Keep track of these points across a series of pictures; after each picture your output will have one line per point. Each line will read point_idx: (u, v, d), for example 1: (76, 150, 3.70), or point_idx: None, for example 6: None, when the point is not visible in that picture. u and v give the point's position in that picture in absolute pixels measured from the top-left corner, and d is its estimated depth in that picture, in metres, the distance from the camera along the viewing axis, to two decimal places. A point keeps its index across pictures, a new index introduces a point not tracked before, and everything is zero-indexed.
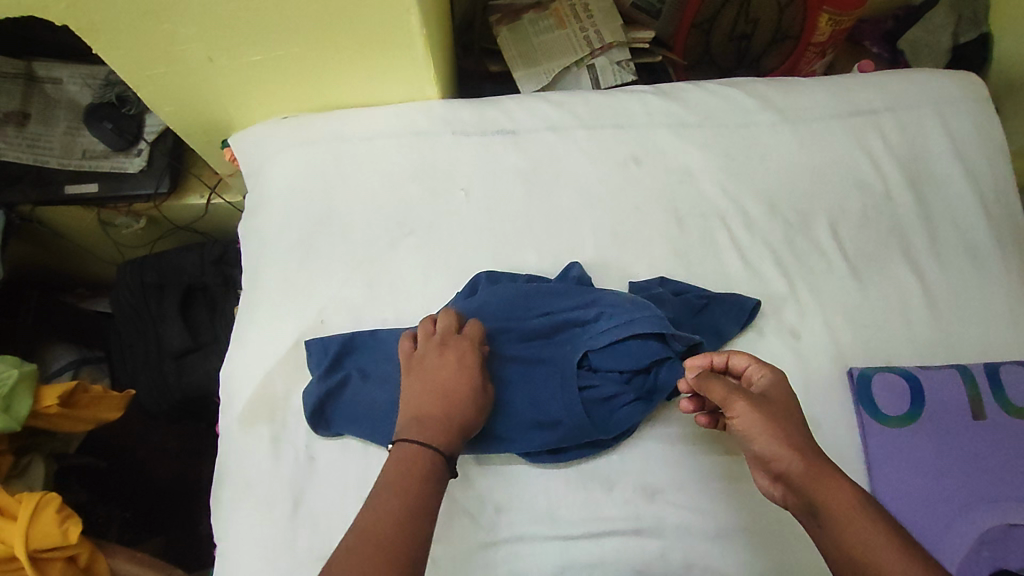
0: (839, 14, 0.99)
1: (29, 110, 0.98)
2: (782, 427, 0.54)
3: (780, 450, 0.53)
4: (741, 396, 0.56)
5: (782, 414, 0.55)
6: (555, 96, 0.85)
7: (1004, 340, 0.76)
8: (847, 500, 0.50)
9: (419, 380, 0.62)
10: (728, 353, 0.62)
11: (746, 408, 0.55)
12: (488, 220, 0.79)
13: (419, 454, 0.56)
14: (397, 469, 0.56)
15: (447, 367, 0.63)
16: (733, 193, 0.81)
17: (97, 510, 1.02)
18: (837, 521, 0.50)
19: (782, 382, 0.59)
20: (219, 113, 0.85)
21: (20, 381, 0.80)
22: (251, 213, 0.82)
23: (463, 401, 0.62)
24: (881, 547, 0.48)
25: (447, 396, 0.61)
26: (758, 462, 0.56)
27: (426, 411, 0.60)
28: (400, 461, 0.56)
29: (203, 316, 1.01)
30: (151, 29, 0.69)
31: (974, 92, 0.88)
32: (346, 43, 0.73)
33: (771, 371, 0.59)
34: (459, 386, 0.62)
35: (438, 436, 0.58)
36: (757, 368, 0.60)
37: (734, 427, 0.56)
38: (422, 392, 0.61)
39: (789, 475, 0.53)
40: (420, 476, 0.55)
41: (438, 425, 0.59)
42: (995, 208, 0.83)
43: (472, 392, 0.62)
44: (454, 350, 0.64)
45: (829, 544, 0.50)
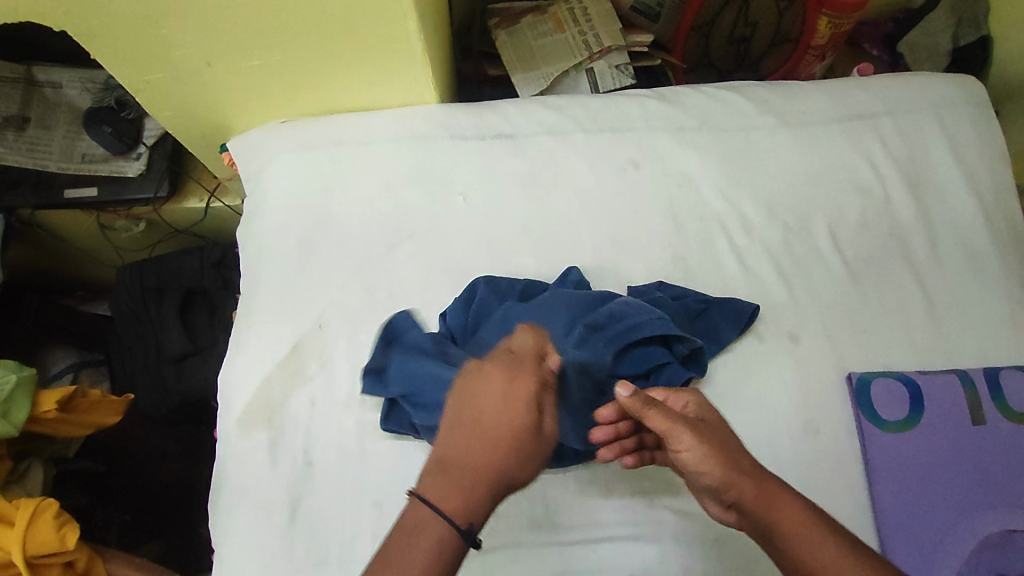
0: (838, 16, 0.98)
1: (29, 114, 0.98)
2: (723, 451, 0.53)
3: (729, 478, 0.53)
4: (682, 424, 0.54)
5: (718, 437, 0.55)
6: (553, 100, 0.85)
7: (1004, 345, 0.76)
8: (796, 516, 0.51)
9: (457, 413, 0.53)
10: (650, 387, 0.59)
11: (690, 437, 0.54)
12: (487, 225, 0.79)
13: (431, 521, 0.48)
14: (408, 533, 0.48)
15: (497, 403, 0.52)
16: (732, 197, 0.81)
17: (96, 515, 1.02)
18: (790, 541, 0.50)
19: (707, 405, 0.58)
20: (217, 118, 0.85)
21: (18, 386, 0.80)
22: (249, 218, 0.82)
23: (506, 454, 0.51)
24: (845, 567, 0.48)
25: (488, 443, 0.51)
26: (709, 490, 0.55)
27: (456, 466, 0.50)
28: (418, 522, 0.48)
29: (203, 320, 1.02)
30: (150, 35, 0.69)
31: (975, 95, 0.87)
32: (344, 48, 0.73)
33: (693, 395, 0.59)
34: (504, 433, 0.51)
35: (464, 501, 0.49)
36: (677, 394, 0.59)
37: (683, 459, 0.54)
38: (459, 435, 0.52)
39: (740, 501, 0.53)
40: (427, 550, 0.47)
41: (469, 484, 0.49)
42: (995, 211, 0.83)
43: (524, 439, 0.52)
44: (509, 382, 0.53)
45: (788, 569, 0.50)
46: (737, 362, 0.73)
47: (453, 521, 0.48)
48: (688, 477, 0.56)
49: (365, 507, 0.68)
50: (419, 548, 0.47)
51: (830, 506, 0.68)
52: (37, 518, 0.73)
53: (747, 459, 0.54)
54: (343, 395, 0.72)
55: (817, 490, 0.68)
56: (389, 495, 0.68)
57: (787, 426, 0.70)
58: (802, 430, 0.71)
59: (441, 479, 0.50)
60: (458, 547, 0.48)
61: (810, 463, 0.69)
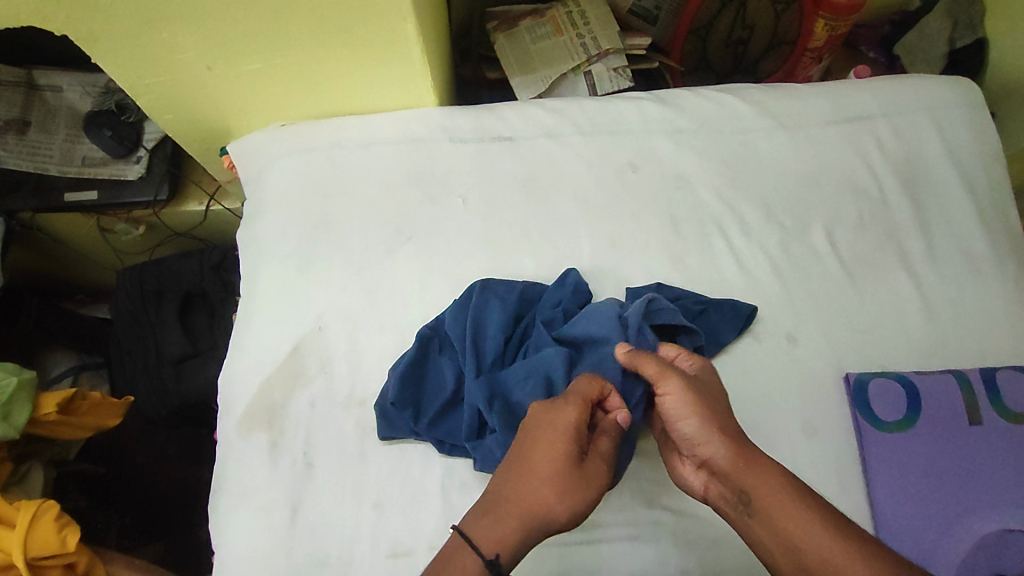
0: (834, 19, 0.97)
1: (29, 118, 0.98)
2: (708, 408, 0.57)
3: (709, 434, 0.56)
4: (672, 371, 0.59)
5: (706, 394, 0.59)
6: (551, 102, 0.85)
7: (1000, 345, 0.76)
8: (764, 478, 0.54)
9: (510, 449, 0.57)
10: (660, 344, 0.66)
11: (677, 386, 0.59)
12: (485, 227, 0.79)
13: (459, 548, 0.52)
14: (444, 563, 0.52)
15: (537, 444, 0.55)
16: (730, 199, 0.81)
17: (95, 518, 1.03)
18: (760, 499, 0.53)
19: (709, 368, 0.63)
20: (217, 122, 0.85)
21: (19, 389, 0.80)
22: (249, 220, 0.82)
23: (540, 492, 0.53)
24: (806, 523, 0.51)
25: (524, 483, 0.53)
26: (688, 445, 0.59)
27: (495, 504, 0.53)
28: (455, 556, 0.52)
29: (202, 322, 1.02)
30: (150, 39, 0.69)
31: (971, 97, 0.88)
32: (343, 51, 0.74)
33: (699, 359, 0.64)
34: (540, 472, 0.53)
35: (497, 535, 0.52)
36: (687, 356, 0.64)
37: (665, 407, 0.60)
38: (504, 474, 0.55)
39: (714, 461, 0.56)
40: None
41: (504, 521, 0.52)
42: (991, 212, 0.83)
43: (560, 479, 0.53)
44: (551, 424, 0.55)
45: (753, 524, 0.53)
46: (735, 363, 0.73)
47: (480, 554, 0.51)
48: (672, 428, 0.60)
49: (364, 508, 0.68)
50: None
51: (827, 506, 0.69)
52: (39, 521, 0.73)
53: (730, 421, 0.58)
54: (343, 397, 0.73)
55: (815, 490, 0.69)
56: (389, 496, 0.68)
57: (785, 426, 0.71)
58: (800, 431, 0.71)
59: (482, 516, 0.53)
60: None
61: (808, 463, 0.70)
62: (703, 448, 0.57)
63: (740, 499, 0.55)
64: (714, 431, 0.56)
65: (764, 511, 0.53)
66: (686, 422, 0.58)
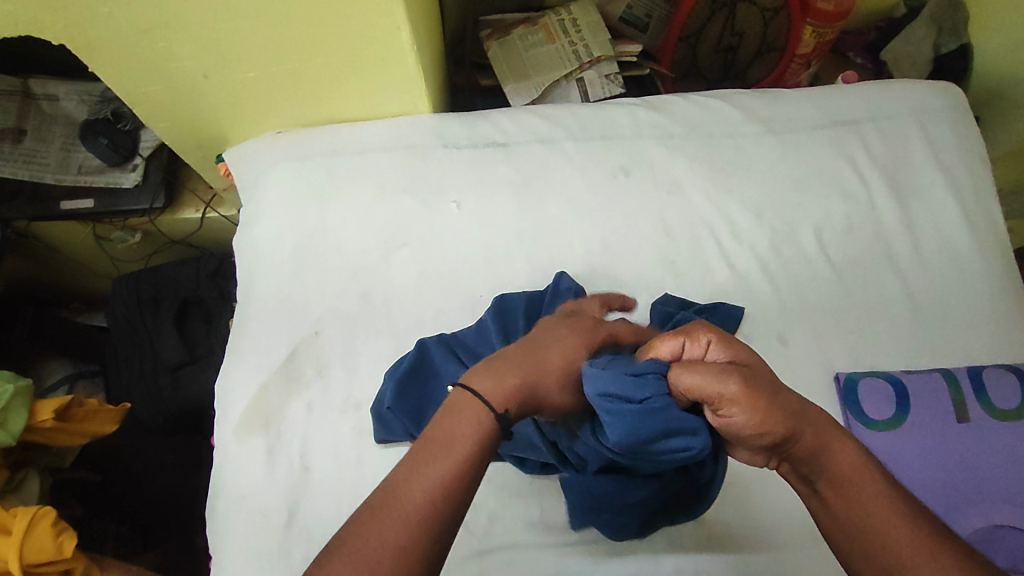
0: (822, 25, 1.01)
1: (25, 126, 0.99)
2: (784, 402, 0.47)
3: (791, 433, 0.47)
4: (734, 377, 0.47)
5: (769, 380, 0.48)
6: (543, 109, 0.86)
7: (987, 344, 0.77)
8: (851, 463, 0.47)
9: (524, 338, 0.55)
10: (669, 339, 0.53)
11: (749, 399, 0.46)
12: (479, 231, 0.80)
13: (469, 403, 0.48)
14: (451, 416, 0.48)
15: (557, 335, 0.55)
16: (720, 203, 0.82)
17: (93, 524, 1.02)
18: (843, 488, 0.47)
19: (748, 350, 0.51)
20: (214, 130, 0.86)
21: (16, 396, 0.80)
22: (245, 227, 0.83)
23: (546, 368, 0.52)
24: (894, 513, 0.45)
25: (532, 354, 0.52)
26: (762, 446, 0.49)
27: (500, 362, 0.51)
28: (458, 404, 0.48)
29: (199, 329, 1.03)
30: (148, 48, 0.70)
31: (955, 101, 0.90)
32: (339, 60, 0.75)
33: (712, 333, 0.52)
34: (553, 354, 0.53)
35: (508, 387, 0.49)
36: (695, 344, 0.52)
37: (736, 423, 0.48)
38: (520, 347, 0.53)
39: (794, 451, 0.48)
40: (472, 440, 0.46)
41: (508, 374, 0.50)
42: (977, 213, 0.84)
43: (569, 363, 0.53)
44: (573, 327, 0.56)
45: (831, 516, 0.47)
46: None
47: (493, 406, 0.48)
48: (736, 435, 0.49)
49: None
50: (465, 427, 0.47)
51: None
52: (35, 528, 0.73)
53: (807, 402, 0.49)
54: (340, 401, 0.73)
55: None
56: None
57: None
58: None
59: (485, 366, 0.50)
60: (494, 434, 0.47)
61: None
62: (784, 445, 0.48)
63: (817, 489, 0.48)
64: (793, 424, 0.47)
65: (848, 502, 0.46)
66: (765, 426, 0.46)
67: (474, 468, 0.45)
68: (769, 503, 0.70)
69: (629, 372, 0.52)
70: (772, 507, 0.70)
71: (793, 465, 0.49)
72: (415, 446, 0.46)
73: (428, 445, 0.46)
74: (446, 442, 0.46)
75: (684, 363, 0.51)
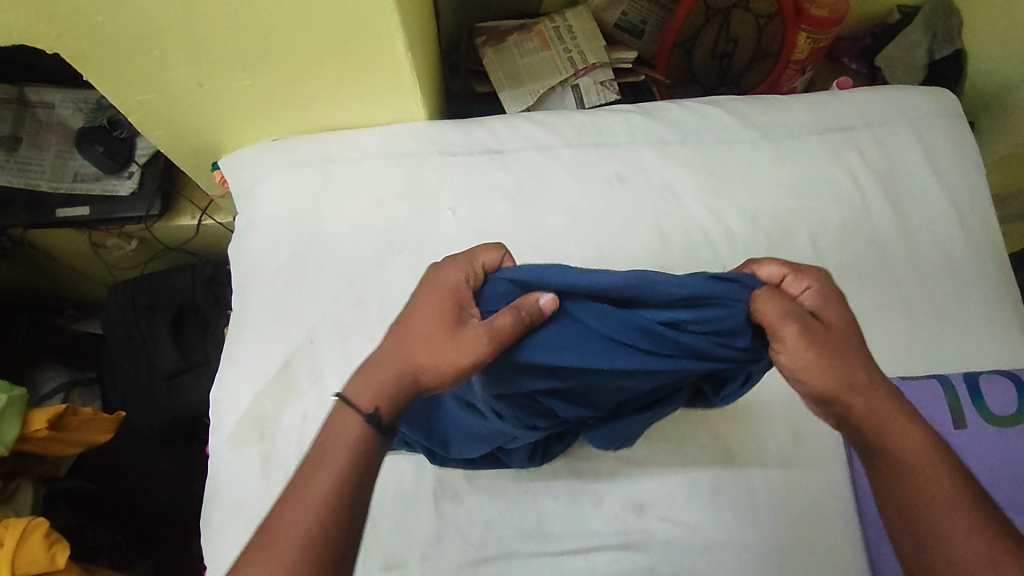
0: (817, 32, 1.01)
1: (21, 134, 0.99)
2: (844, 365, 0.49)
3: (845, 394, 0.49)
4: (793, 321, 0.49)
5: (838, 341, 0.50)
6: (538, 116, 0.87)
7: (984, 349, 0.77)
8: (917, 439, 0.50)
9: (400, 323, 0.52)
10: (770, 264, 0.55)
11: (801, 344, 0.49)
12: (475, 238, 0.80)
13: (341, 415, 0.49)
14: (330, 429, 0.49)
15: (415, 305, 0.52)
16: (716, 210, 0.83)
17: (87, 536, 0.99)
18: (899, 464, 0.49)
19: (839, 307, 0.52)
20: (209, 137, 0.86)
21: (10, 405, 0.80)
22: (241, 234, 0.83)
23: (416, 349, 0.50)
24: (945, 495, 0.48)
25: (400, 341, 0.51)
26: (815, 400, 0.51)
27: (374, 358, 0.51)
28: (334, 415, 0.50)
29: (195, 337, 1.02)
30: (142, 57, 0.70)
31: (948, 108, 0.90)
32: (334, 68, 0.75)
33: (814, 281, 0.53)
34: (416, 330, 0.50)
35: (374, 388, 0.50)
36: (795, 280, 0.53)
37: (790, 361, 0.49)
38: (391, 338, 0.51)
39: (848, 417, 0.50)
40: (347, 452, 0.48)
41: (378, 371, 0.50)
42: (972, 218, 0.85)
43: (434, 332, 0.49)
44: (433, 285, 0.52)
45: (883, 485, 0.50)
46: None
47: (361, 409, 0.49)
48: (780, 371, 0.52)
49: None
50: (336, 441, 0.48)
51: (816, 510, 0.69)
52: (28, 537, 0.73)
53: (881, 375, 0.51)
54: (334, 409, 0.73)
55: (802, 492, 0.70)
56: (381, 508, 0.68)
57: (773, 435, 0.72)
58: (791, 437, 0.72)
59: (360, 373, 0.51)
60: (370, 435, 0.49)
61: (796, 468, 0.71)
62: (834, 404, 0.50)
63: (871, 459, 0.51)
64: (846, 389, 0.49)
65: (900, 476, 0.49)
66: (816, 378, 0.49)
67: (355, 469, 0.47)
68: (770, 510, 0.69)
69: (708, 275, 0.52)
70: (771, 516, 0.69)
71: (847, 431, 0.51)
72: (298, 465, 0.48)
73: (309, 461, 0.48)
74: (321, 458, 0.48)
75: (767, 292, 0.51)
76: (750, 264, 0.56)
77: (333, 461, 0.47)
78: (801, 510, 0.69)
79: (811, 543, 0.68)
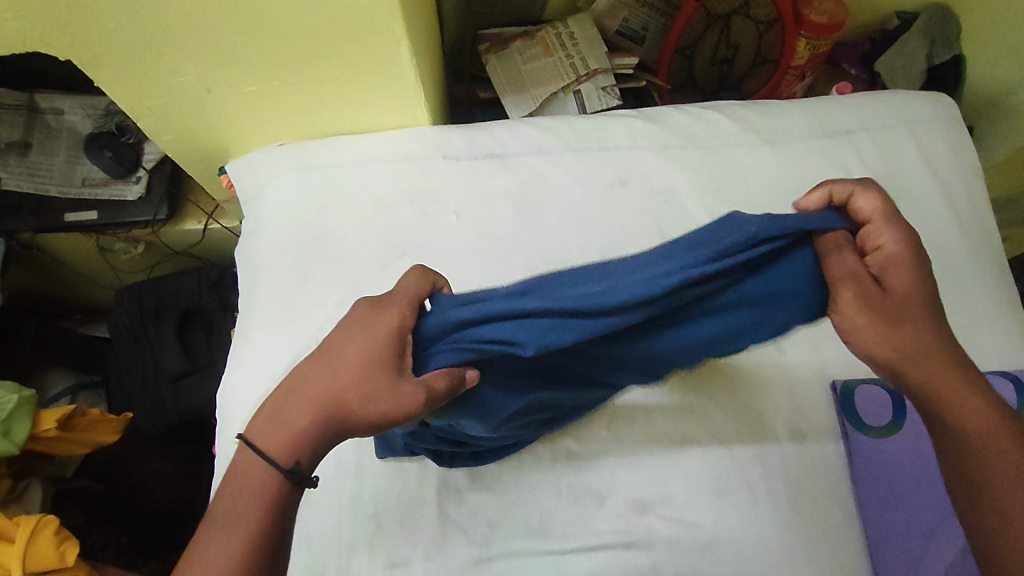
0: (816, 38, 1.03)
1: (31, 140, 1.01)
2: (903, 335, 0.53)
3: (907, 365, 0.53)
4: (849, 288, 0.52)
5: (898, 306, 0.53)
6: (541, 120, 0.88)
7: (984, 349, 0.78)
8: (980, 413, 0.53)
9: (325, 355, 0.50)
10: (865, 204, 0.54)
11: (860, 312, 0.52)
12: (478, 240, 0.81)
13: (251, 468, 0.48)
14: (237, 480, 0.49)
15: (347, 345, 0.50)
16: (717, 213, 0.83)
17: (93, 536, 1.04)
18: (969, 438, 0.53)
19: (915, 267, 0.53)
20: (216, 142, 0.88)
21: (19, 406, 0.81)
22: (248, 238, 0.84)
23: (345, 392, 0.48)
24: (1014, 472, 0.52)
25: (326, 382, 0.49)
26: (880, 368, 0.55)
27: (290, 392, 0.50)
28: (242, 465, 0.49)
29: (200, 339, 1.03)
30: (153, 63, 0.72)
31: (945, 113, 0.92)
32: (340, 73, 0.76)
33: (897, 237, 0.53)
34: (343, 373, 0.49)
35: (287, 435, 0.48)
36: (876, 233, 0.53)
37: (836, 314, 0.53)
38: (313, 370, 0.50)
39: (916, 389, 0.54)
40: (258, 509, 0.47)
41: (296, 407, 0.49)
42: (971, 221, 0.85)
43: (365, 380, 0.48)
44: (366, 324, 0.51)
45: (951, 458, 0.55)
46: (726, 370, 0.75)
47: (278, 463, 0.48)
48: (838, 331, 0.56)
49: (362, 520, 0.68)
50: (242, 499, 0.48)
51: (815, 512, 0.70)
52: (38, 535, 0.74)
53: (949, 342, 0.54)
54: None
55: (803, 495, 0.70)
56: (385, 507, 0.69)
57: (774, 434, 0.73)
58: (791, 437, 0.73)
59: (272, 409, 0.50)
60: (285, 487, 0.48)
61: (798, 467, 0.72)
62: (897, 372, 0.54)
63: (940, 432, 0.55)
64: (907, 358, 0.53)
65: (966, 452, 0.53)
66: (872, 344, 0.53)
67: (264, 530, 0.47)
68: (772, 511, 0.69)
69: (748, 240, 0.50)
70: (772, 516, 0.69)
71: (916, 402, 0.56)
72: (198, 529, 0.47)
73: (211, 525, 0.47)
74: (229, 517, 0.47)
75: (840, 250, 0.53)
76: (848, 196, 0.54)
77: (237, 525, 0.47)
78: (801, 510, 0.70)
79: (810, 544, 0.69)
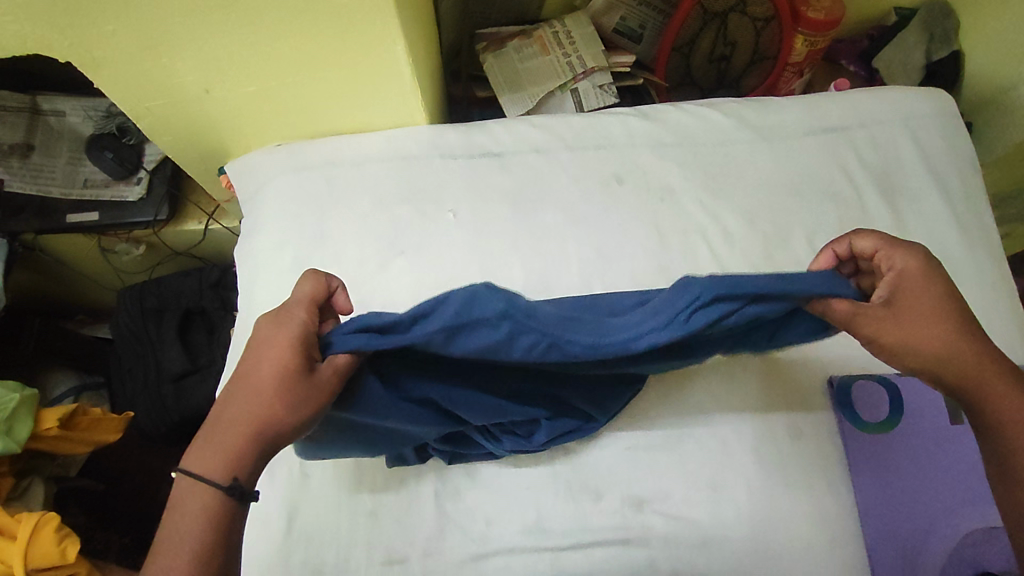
0: (813, 34, 1.03)
1: (33, 142, 1.01)
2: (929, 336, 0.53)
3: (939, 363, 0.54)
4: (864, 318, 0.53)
5: (918, 310, 0.54)
6: (538, 119, 0.89)
7: None
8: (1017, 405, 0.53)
9: (238, 380, 0.52)
10: (865, 237, 0.57)
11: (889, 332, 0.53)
12: (475, 238, 0.81)
13: (193, 491, 0.48)
14: (178, 508, 0.48)
15: (258, 364, 0.51)
16: (714, 209, 0.83)
17: (95, 536, 1.04)
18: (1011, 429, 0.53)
19: (925, 273, 0.55)
20: (215, 143, 0.88)
21: (21, 405, 0.82)
22: (247, 238, 0.85)
23: (265, 405, 0.50)
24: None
25: (248, 404, 0.50)
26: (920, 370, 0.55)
27: (217, 423, 0.51)
28: (181, 494, 0.48)
29: (201, 339, 1.04)
30: (151, 64, 0.72)
31: (942, 109, 0.91)
32: (337, 74, 0.77)
33: (909, 255, 0.55)
34: (260, 388, 0.50)
35: (220, 457, 0.49)
36: (888, 252, 0.56)
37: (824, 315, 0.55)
38: (230, 396, 0.51)
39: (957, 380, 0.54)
40: (207, 528, 0.47)
41: (226, 434, 0.50)
42: (968, 216, 0.85)
43: (280, 388, 0.50)
44: (268, 338, 0.51)
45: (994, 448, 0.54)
46: (722, 371, 0.75)
47: (216, 481, 0.48)
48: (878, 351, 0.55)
49: (360, 516, 0.69)
50: (187, 521, 0.47)
51: (816, 509, 0.70)
52: (38, 532, 0.75)
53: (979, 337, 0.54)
54: None
55: (804, 492, 0.70)
56: (383, 504, 0.69)
57: (772, 430, 0.73)
58: (789, 432, 0.73)
59: (201, 440, 0.50)
60: (228, 503, 0.49)
61: (796, 464, 0.71)
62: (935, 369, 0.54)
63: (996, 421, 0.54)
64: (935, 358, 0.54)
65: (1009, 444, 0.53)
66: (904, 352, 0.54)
67: (208, 552, 0.47)
68: (773, 507, 0.69)
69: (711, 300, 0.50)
70: (769, 512, 0.69)
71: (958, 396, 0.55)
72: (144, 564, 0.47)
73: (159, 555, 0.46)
74: (173, 544, 0.46)
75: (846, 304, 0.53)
76: (851, 236, 0.58)
77: (178, 555, 0.46)
78: (798, 507, 0.70)
79: (810, 541, 0.68)
